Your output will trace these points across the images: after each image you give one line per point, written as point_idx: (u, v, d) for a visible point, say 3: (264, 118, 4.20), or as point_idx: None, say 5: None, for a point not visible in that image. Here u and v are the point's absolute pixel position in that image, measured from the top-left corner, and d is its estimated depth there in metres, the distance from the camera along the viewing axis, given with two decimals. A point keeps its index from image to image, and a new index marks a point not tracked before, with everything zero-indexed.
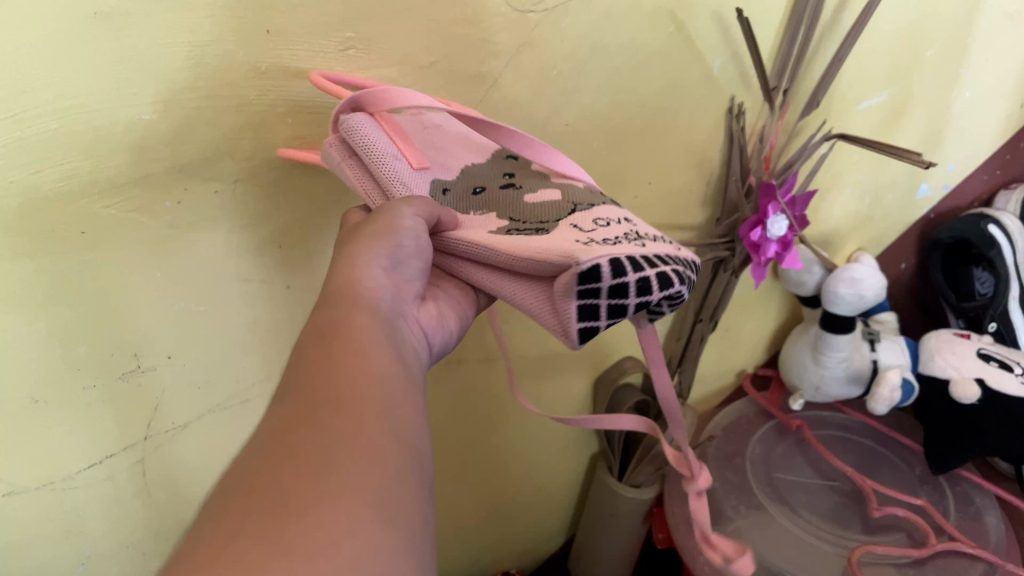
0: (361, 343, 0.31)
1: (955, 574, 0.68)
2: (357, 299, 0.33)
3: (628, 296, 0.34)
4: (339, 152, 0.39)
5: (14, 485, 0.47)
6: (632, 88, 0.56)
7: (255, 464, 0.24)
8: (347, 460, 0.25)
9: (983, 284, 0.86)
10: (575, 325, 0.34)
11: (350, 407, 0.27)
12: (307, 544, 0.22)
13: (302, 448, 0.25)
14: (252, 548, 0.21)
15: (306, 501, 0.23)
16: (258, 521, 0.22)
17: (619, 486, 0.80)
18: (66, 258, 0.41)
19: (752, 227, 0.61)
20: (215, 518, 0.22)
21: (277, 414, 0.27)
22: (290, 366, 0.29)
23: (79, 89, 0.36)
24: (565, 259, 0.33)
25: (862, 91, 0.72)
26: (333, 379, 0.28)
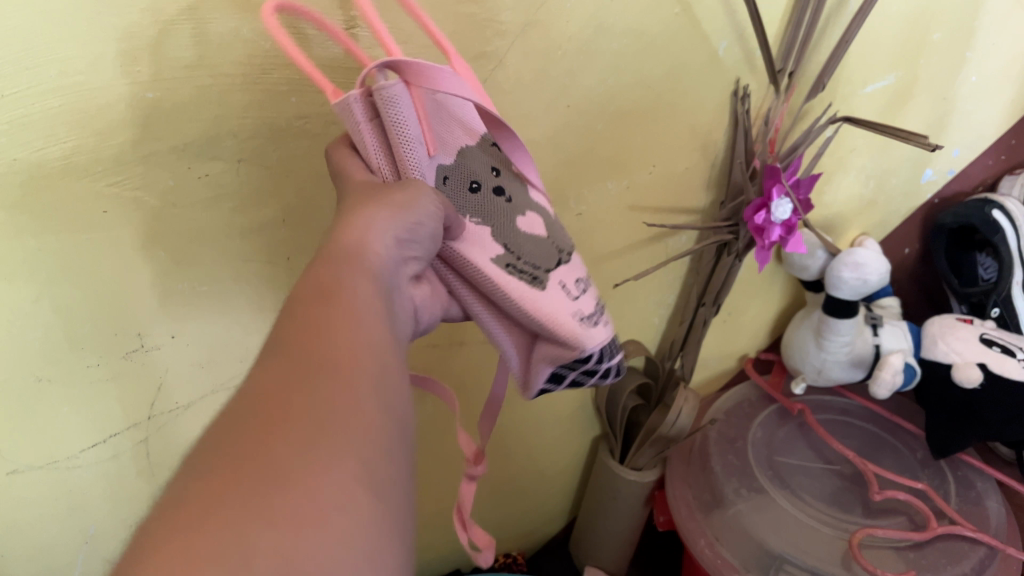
0: (360, 303, 0.29)
1: (955, 557, 0.68)
2: (358, 258, 0.31)
3: (587, 375, 0.46)
4: (361, 111, 0.35)
5: (17, 464, 0.48)
6: (637, 70, 0.55)
7: (239, 419, 0.23)
8: (340, 427, 0.24)
9: (987, 270, 0.87)
10: (540, 385, 0.45)
11: (346, 371, 0.25)
12: (295, 515, 0.21)
13: (291, 409, 0.23)
14: (237, 514, 0.20)
15: (296, 467, 0.22)
16: (244, 484, 0.21)
17: (619, 469, 0.81)
18: (70, 235, 0.41)
19: (756, 210, 0.61)
20: (196, 475, 0.21)
21: (264, 367, 0.25)
22: (281, 320, 0.27)
23: (83, 66, 0.36)
24: (574, 342, 0.42)
25: (869, 74, 0.72)
26: (328, 340, 0.26)
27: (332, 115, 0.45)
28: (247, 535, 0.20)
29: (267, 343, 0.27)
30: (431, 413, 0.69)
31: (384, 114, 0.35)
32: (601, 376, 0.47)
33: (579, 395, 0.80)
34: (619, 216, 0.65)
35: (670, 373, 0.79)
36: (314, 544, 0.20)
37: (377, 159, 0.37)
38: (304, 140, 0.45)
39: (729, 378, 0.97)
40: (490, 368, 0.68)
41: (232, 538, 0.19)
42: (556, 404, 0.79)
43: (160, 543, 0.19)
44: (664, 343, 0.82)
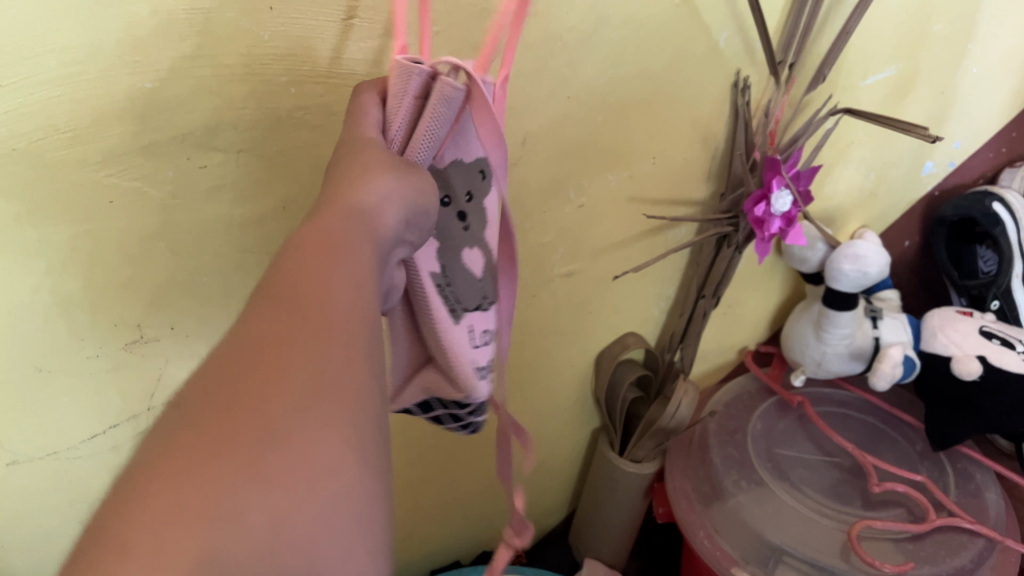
0: (358, 257, 0.28)
1: (954, 549, 0.69)
2: (358, 212, 0.31)
3: (449, 421, 0.55)
4: (416, 88, 0.37)
5: (17, 454, 0.48)
6: (637, 61, 0.55)
7: (232, 372, 0.23)
8: (335, 386, 0.23)
9: (986, 262, 0.86)
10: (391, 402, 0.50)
11: (342, 328, 0.25)
12: (289, 478, 0.21)
13: (286, 363, 0.23)
14: (231, 473, 0.20)
15: (291, 428, 0.22)
16: (239, 440, 0.21)
17: (619, 461, 0.82)
18: (69, 226, 0.41)
19: (756, 202, 0.61)
20: (187, 426, 0.21)
21: (259, 316, 0.25)
22: (275, 266, 0.27)
23: (82, 56, 0.36)
24: (460, 381, 0.50)
25: (869, 66, 0.71)
26: (326, 293, 0.26)
27: (332, 106, 0.45)
28: (235, 493, 0.20)
29: (259, 289, 0.26)
30: None
31: (438, 93, 0.37)
32: (461, 425, 0.56)
33: (579, 387, 0.80)
34: (619, 208, 0.65)
35: (669, 365, 0.79)
36: (305, 511, 0.21)
37: (391, 133, 0.38)
38: (304, 131, 0.45)
39: (729, 370, 0.97)
40: None
41: (224, 500, 0.20)
42: (555, 396, 0.79)
43: (152, 498, 0.19)
44: (664, 335, 0.82)
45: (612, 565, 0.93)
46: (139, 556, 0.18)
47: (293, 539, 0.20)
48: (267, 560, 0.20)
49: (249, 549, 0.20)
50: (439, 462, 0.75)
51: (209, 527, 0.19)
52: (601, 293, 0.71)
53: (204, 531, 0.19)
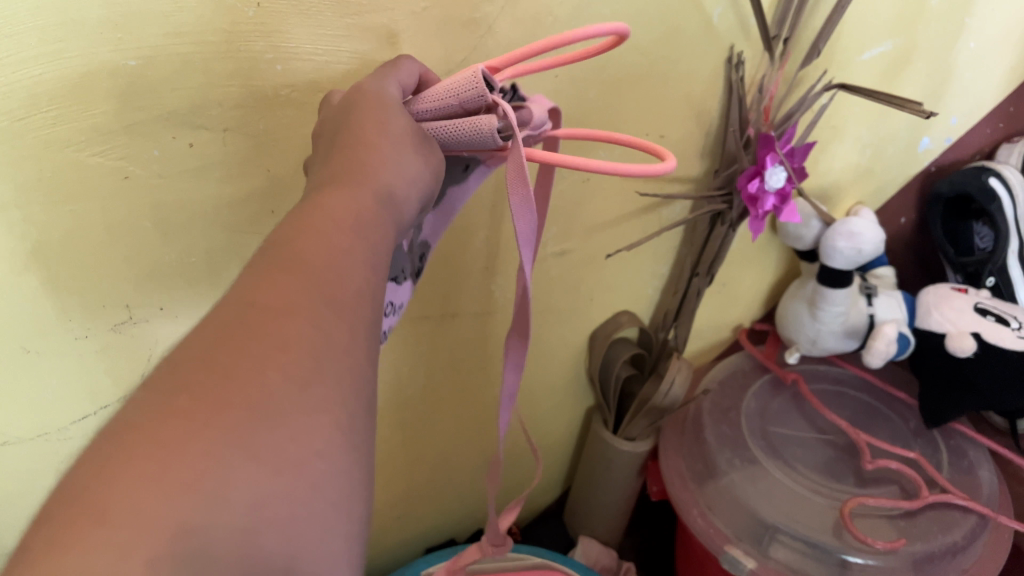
0: (363, 232, 0.30)
1: (946, 526, 0.69)
2: (368, 182, 0.32)
3: None
4: (465, 102, 0.37)
5: (7, 435, 0.48)
6: (629, 36, 0.55)
7: (233, 343, 0.25)
8: (332, 372, 0.26)
9: (983, 239, 0.86)
10: None
11: (345, 312, 0.27)
12: (277, 458, 0.23)
13: (291, 342, 0.25)
14: (222, 447, 0.22)
15: (286, 409, 0.24)
16: (234, 415, 0.23)
17: (612, 439, 0.82)
18: (54, 206, 0.40)
19: (750, 178, 0.61)
20: (187, 390, 0.23)
21: (263, 285, 0.27)
22: (286, 235, 0.29)
23: (64, 33, 0.35)
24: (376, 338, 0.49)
25: (866, 40, 0.71)
26: (332, 274, 0.28)
27: (319, 84, 0.44)
28: (228, 472, 0.22)
29: (268, 254, 0.28)
30: (424, 385, 0.68)
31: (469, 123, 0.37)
32: None
33: (573, 366, 0.80)
34: (612, 185, 0.64)
35: (663, 344, 0.79)
36: (285, 491, 0.23)
37: (423, 106, 0.38)
38: (291, 109, 0.44)
39: (724, 347, 0.97)
40: (484, 339, 0.68)
41: (212, 472, 0.22)
42: (549, 375, 0.79)
43: (138, 458, 0.21)
44: (658, 314, 0.81)
45: (606, 542, 0.93)
46: (120, 517, 0.20)
47: (269, 517, 0.22)
48: (243, 534, 0.22)
49: (227, 521, 0.22)
50: (432, 440, 0.75)
51: (193, 497, 0.21)
52: (594, 272, 0.71)
53: (186, 497, 0.21)
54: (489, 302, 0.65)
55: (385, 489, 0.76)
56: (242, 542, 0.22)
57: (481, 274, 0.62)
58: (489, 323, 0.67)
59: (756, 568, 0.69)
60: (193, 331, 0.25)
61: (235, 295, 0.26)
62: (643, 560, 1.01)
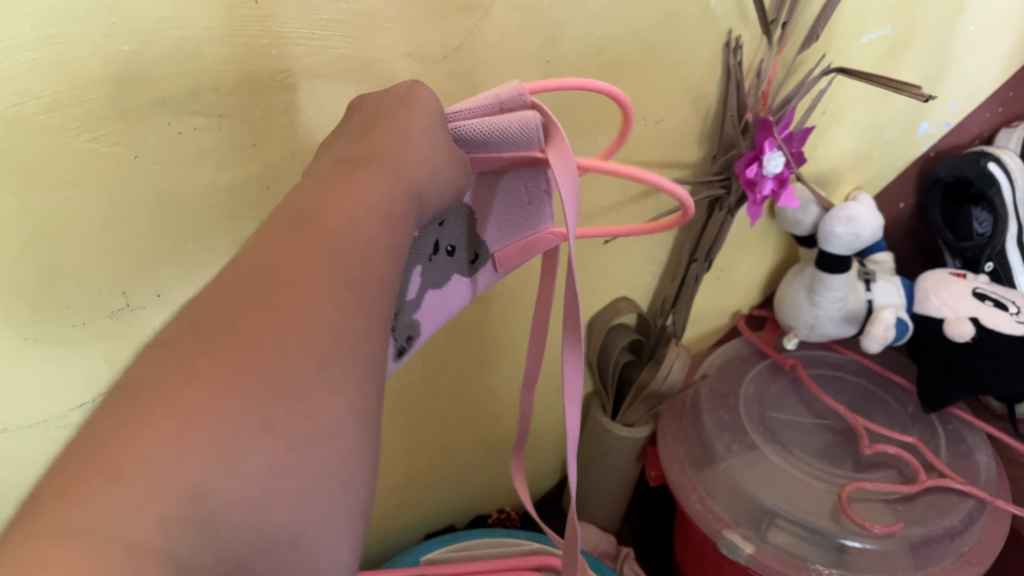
0: (385, 218, 0.29)
1: (943, 510, 0.69)
2: (398, 168, 0.32)
3: None
4: (509, 103, 0.38)
5: (6, 423, 0.48)
6: (626, 21, 0.54)
7: (257, 313, 0.24)
8: (348, 354, 0.25)
9: (981, 224, 0.87)
10: None
11: (363, 295, 0.27)
12: (292, 432, 0.23)
13: (312, 319, 0.25)
14: (240, 415, 0.22)
15: (303, 384, 0.24)
16: (253, 383, 0.23)
17: (610, 425, 0.82)
18: (49, 193, 0.40)
19: (747, 163, 0.61)
20: (208, 354, 0.23)
21: (288, 258, 0.26)
22: (311, 208, 0.28)
23: (57, 18, 0.35)
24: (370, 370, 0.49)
25: (864, 24, 0.70)
26: (355, 254, 0.27)
27: (315, 69, 0.44)
28: (243, 443, 0.22)
29: (290, 226, 0.27)
30: (423, 371, 0.68)
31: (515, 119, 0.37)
32: None
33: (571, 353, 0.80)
34: (608, 171, 0.64)
35: (661, 330, 0.79)
36: (296, 465, 0.23)
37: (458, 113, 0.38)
38: (285, 95, 0.44)
39: (723, 333, 0.97)
40: (482, 325, 0.68)
41: (228, 441, 0.22)
42: (548, 364, 0.79)
43: (155, 418, 0.21)
44: (657, 300, 0.81)
45: (605, 527, 0.94)
46: (136, 476, 0.20)
47: (280, 489, 0.22)
48: (252, 504, 0.22)
49: (239, 490, 0.22)
50: (430, 427, 0.75)
51: (208, 462, 0.21)
52: (592, 258, 0.71)
53: (201, 462, 0.21)
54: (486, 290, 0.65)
55: (384, 476, 0.76)
56: (251, 512, 0.22)
57: None
58: (487, 309, 0.67)
59: (756, 553, 0.69)
60: (210, 292, 0.25)
61: (262, 262, 0.26)
62: (642, 546, 1.01)
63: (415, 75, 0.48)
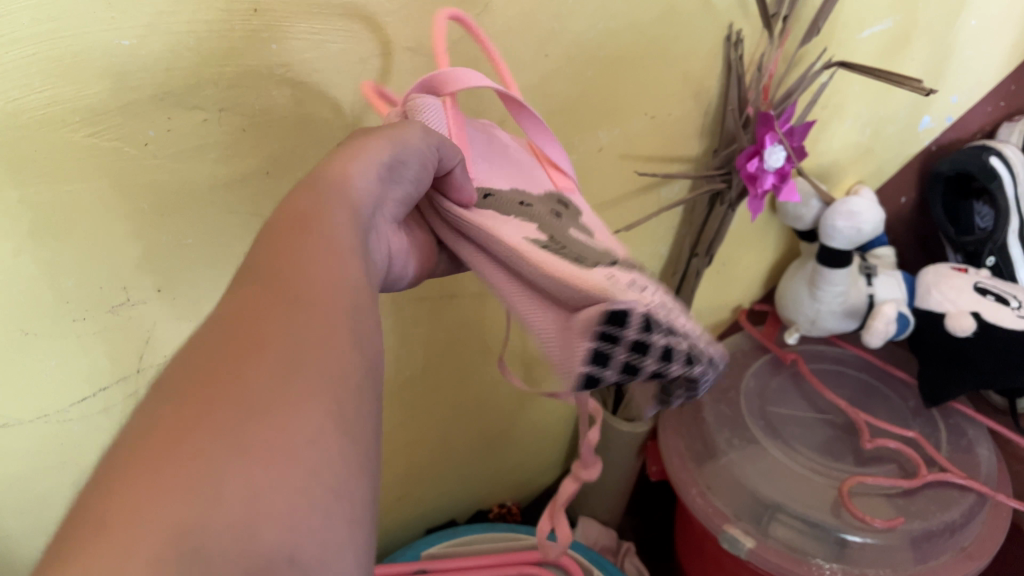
0: (343, 245, 0.29)
1: (944, 505, 0.69)
2: (339, 190, 0.31)
3: (654, 360, 0.34)
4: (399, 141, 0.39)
5: (8, 418, 0.48)
6: (628, 14, 0.54)
7: (217, 350, 0.23)
8: (311, 363, 0.23)
9: (983, 219, 0.86)
10: (581, 367, 0.32)
11: (319, 307, 0.25)
12: (265, 449, 0.20)
13: (267, 342, 0.23)
14: (209, 444, 0.20)
15: (265, 401, 0.21)
16: (219, 412, 0.21)
17: (613, 419, 0.83)
18: (49, 187, 0.40)
19: (749, 158, 0.61)
20: (168, 403, 0.21)
21: (243, 298, 0.25)
22: (257, 255, 0.27)
23: (56, 12, 0.35)
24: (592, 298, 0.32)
25: (866, 18, 0.70)
26: (308, 280, 0.26)
27: (315, 62, 0.44)
28: (213, 469, 0.19)
29: (243, 275, 0.26)
30: (424, 366, 0.68)
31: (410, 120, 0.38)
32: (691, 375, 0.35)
33: None
34: (609, 166, 0.64)
35: None
36: (281, 479, 0.20)
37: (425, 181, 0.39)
38: (286, 89, 0.44)
39: (724, 328, 0.97)
40: (484, 319, 0.68)
41: (198, 470, 0.19)
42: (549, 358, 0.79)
43: (128, 479, 0.19)
44: None
45: (606, 521, 0.94)
46: (116, 529, 0.18)
47: (266, 508, 0.19)
48: (233, 530, 0.19)
49: (222, 518, 0.19)
50: (431, 421, 0.75)
51: (182, 498, 0.19)
52: None
53: (174, 499, 0.19)
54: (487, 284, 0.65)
55: (385, 470, 0.76)
56: (241, 540, 0.19)
57: None
58: (489, 303, 0.67)
59: (756, 547, 0.68)
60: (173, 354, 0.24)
61: (220, 310, 0.25)
62: (643, 540, 1.02)
63: (415, 69, 0.48)
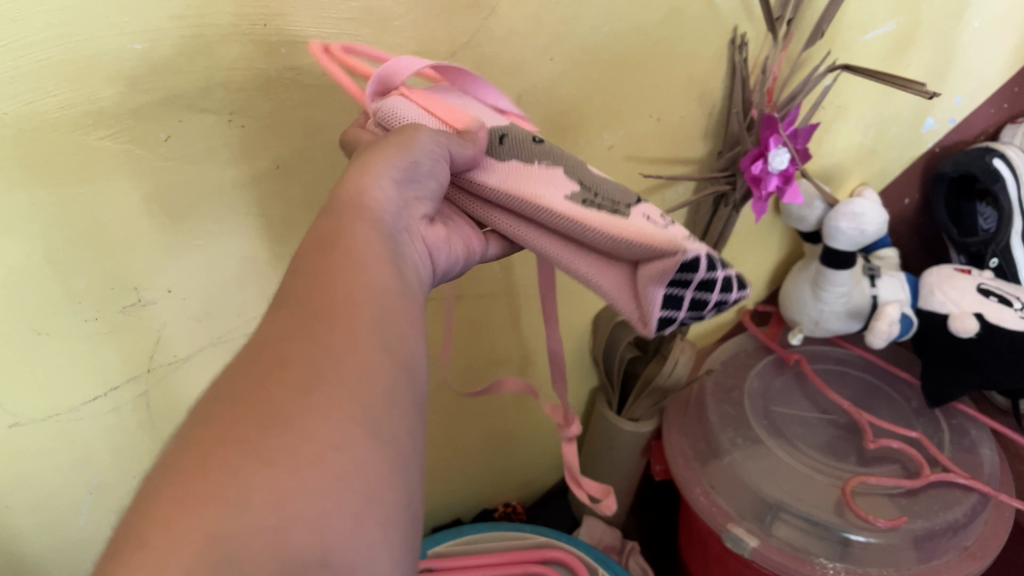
0: (369, 258, 0.30)
1: (947, 505, 0.69)
2: (360, 208, 0.32)
3: (709, 293, 0.40)
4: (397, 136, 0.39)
5: (19, 417, 0.48)
6: (632, 16, 0.55)
7: (247, 374, 0.24)
8: (336, 373, 0.24)
9: (986, 220, 0.86)
10: (659, 315, 0.40)
11: (344, 320, 0.26)
12: (292, 457, 0.22)
13: (294, 359, 0.24)
14: (238, 457, 0.21)
15: (294, 414, 0.23)
16: (249, 427, 0.22)
17: (617, 420, 0.83)
18: (61, 190, 0.41)
19: (753, 159, 0.61)
20: (202, 424, 0.23)
21: (275, 324, 0.26)
22: (286, 278, 0.29)
23: (69, 17, 0.36)
24: (671, 250, 0.38)
25: (870, 20, 0.71)
26: (334, 294, 0.27)
27: (323, 66, 0.44)
28: (244, 480, 0.21)
29: (274, 299, 0.28)
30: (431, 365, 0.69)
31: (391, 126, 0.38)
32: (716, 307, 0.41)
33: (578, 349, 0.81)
34: (614, 167, 0.65)
35: None
36: (309, 484, 0.21)
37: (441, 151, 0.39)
38: (296, 92, 0.45)
39: (727, 329, 0.98)
40: (489, 318, 0.68)
41: (230, 482, 0.21)
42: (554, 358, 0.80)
43: (170, 498, 0.20)
44: None
45: (611, 521, 0.94)
46: (157, 544, 0.19)
47: (295, 512, 0.21)
48: (268, 534, 0.20)
49: (254, 524, 0.20)
50: (436, 421, 0.76)
51: (216, 507, 0.20)
52: None
53: (206, 511, 0.20)
54: (493, 284, 0.65)
55: None
56: (273, 542, 0.20)
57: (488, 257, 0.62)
58: (495, 303, 0.67)
59: (760, 546, 0.69)
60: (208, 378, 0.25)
61: (253, 338, 0.26)
62: (647, 540, 1.02)
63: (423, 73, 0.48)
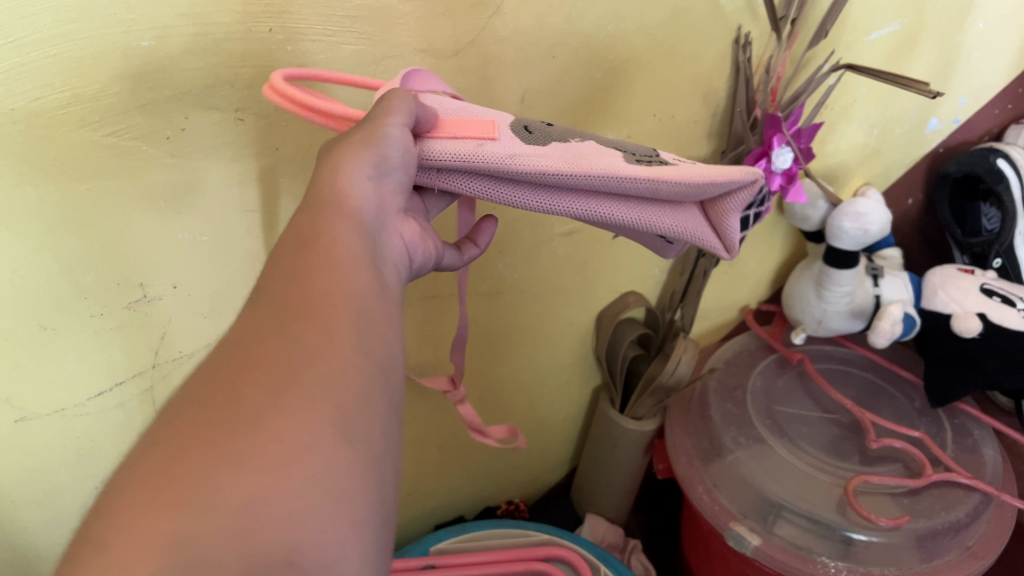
0: (350, 257, 0.30)
1: (950, 504, 0.69)
2: (339, 205, 0.32)
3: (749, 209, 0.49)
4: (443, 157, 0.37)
5: (26, 411, 0.48)
6: (637, 15, 0.55)
7: (222, 375, 0.24)
8: (310, 374, 0.25)
9: (990, 220, 0.86)
10: (740, 236, 0.42)
11: (320, 320, 0.27)
12: (260, 456, 0.22)
13: (269, 360, 0.25)
14: (207, 459, 0.22)
15: (263, 415, 0.23)
16: (218, 433, 0.22)
17: (619, 418, 0.83)
18: (68, 184, 0.41)
19: (757, 158, 0.61)
20: (175, 423, 0.23)
21: (251, 322, 0.26)
22: (263, 278, 0.29)
23: (78, 12, 0.36)
24: (748, 175, 0.40)
25: (875, 21, 0.71)
26: (310, 295, 0.27)
27: (328, 64, 0.45)
28: (210, 484, 0.21)
29: (253, 297, 0.28)
30: (434, 362, 0.69)
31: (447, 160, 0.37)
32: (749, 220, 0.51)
33: (580, 348, 0.81)
34: None
35: (670, 324, 0.80)
36: (277, 485, 0.22)
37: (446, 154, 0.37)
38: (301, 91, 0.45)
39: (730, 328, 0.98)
40: (492, 316, 0.69)
41: (196, 485, 0.21)
42: (557, 356, 0.80)
43: (139, 499, 0.21)
44: (666, 295, 0.82)
45: (613, 519, 0.95)
46: (123, 545, 0.20)
47: (262, 511, 0.21)
48: (232, 536, 0.20)
49: (219, 525, 0.20)
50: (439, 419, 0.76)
51: (181, 511, 0.21)
52: (602, 252, 0.71)
53: (171, 513, 0.20)
54: (495, 282, 0.66)
55: None
56: (238, 542, 0.20)
57: (491, 254, 0.63)
58: (498, 301, 0.68)
59: (762, 544, 0.69)
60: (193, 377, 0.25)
61: (229, 336, 0.26)
62: (648, 538, 1.03)
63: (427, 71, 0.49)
